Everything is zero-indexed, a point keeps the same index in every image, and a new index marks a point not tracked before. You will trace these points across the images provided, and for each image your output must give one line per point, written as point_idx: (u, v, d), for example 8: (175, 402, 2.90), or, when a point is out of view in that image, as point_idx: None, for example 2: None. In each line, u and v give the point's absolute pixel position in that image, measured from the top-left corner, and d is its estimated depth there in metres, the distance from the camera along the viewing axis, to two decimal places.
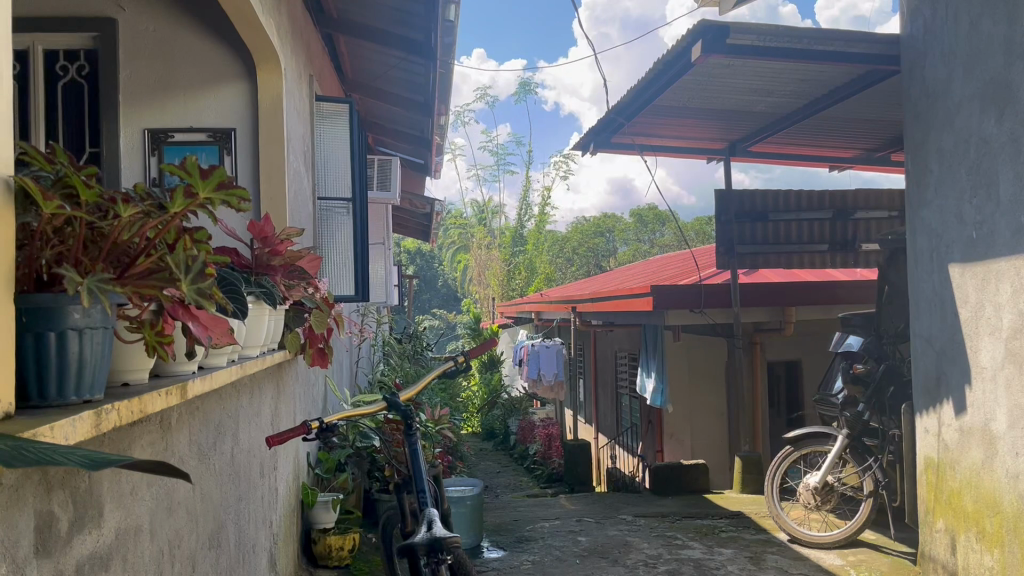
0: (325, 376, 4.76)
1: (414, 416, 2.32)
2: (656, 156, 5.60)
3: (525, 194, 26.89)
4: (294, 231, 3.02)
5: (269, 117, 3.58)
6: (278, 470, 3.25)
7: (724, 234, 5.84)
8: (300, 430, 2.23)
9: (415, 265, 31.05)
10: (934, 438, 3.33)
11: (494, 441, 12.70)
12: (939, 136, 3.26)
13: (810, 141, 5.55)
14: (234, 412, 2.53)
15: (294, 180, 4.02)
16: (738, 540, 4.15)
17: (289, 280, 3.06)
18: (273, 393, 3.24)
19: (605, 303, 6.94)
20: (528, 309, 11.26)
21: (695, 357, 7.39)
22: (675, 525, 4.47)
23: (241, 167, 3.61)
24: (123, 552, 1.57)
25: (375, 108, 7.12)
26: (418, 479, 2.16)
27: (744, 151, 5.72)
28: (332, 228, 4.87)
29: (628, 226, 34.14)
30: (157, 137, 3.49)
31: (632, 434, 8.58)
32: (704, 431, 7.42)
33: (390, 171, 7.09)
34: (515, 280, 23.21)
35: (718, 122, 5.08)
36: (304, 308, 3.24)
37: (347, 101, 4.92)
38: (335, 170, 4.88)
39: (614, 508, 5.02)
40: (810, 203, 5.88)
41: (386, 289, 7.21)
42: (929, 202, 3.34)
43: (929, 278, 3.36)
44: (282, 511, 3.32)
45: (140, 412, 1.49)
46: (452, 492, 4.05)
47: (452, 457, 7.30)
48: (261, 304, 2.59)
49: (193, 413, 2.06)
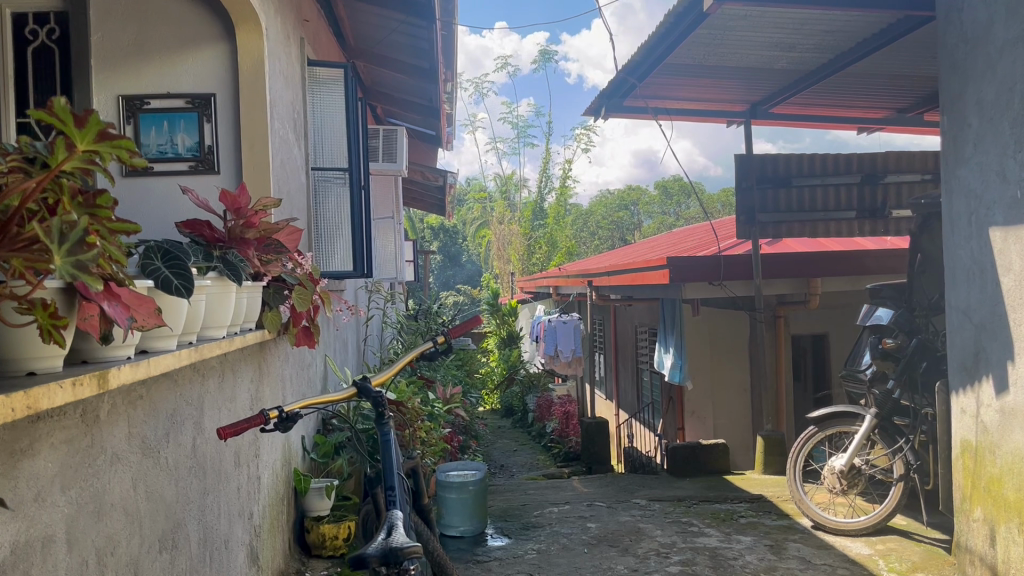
0: (324, 355, 4.56)
1: (387, 403, 2.07)
2: (672, 120, 5.30)
3: (547, 166, 26.56)
4: (270, 202, 2.82)
5: (251, 82, 3.36)
6: (261, 457, 3.05)
7: (745, 202, 5.55)
8: (257, 420, 1.96)
9: (439, 241, 30.83)
10: (971, 420, 3.04)
11: (514, 419, 12.53)
12: (979, 86, 2.93)
13: (836, 101, 5.21)
14: (196, 399, 2.31)
15: (282, 149, 3.78)
16: (757, 527, 3.89)
17: (264, 255, 2.87)
18: (254, 374, 3.02)
19: (621, 276, 6.67)
20: (546, 284, 11.05)
21: (715, 332, 7.11)
22: (690, 510, 4.23)
23: (222, 135, 3.37)
24: (24, 569, 1.35)
25: (381, 77, 6.87)
26: (387, 473, 1.91)
27: (765, 113, 5.40)
28: (330, 198, 4.65)
29: (653, 198, 33.68)
30: (133, 103, 3.22)
31: (652, 411, 8.32)
32: (727, 408, 7.15)
33: (396, 142, 6.84)
34: (536, 254, 22.97)
35: (737, 82, 4.77)
36: (284, 285, 3.03)
37: (343, 65, 4.68)
38: (330, 135, 4.66)
39: (628, 491, 4.79)
40: (836, 167, 5.54)
41: (396, 265, 7.00)
42: (968, 159, 3.02)
43: (966, 244, 3.05)
44: (267, 502, 3.12)
45: (32, 409, 1.27)
46: (453, 477, 3.87)
47: (464, 437, 7.11)
48: (225, 281, 2.37)
49: (134, 403, 1.85)
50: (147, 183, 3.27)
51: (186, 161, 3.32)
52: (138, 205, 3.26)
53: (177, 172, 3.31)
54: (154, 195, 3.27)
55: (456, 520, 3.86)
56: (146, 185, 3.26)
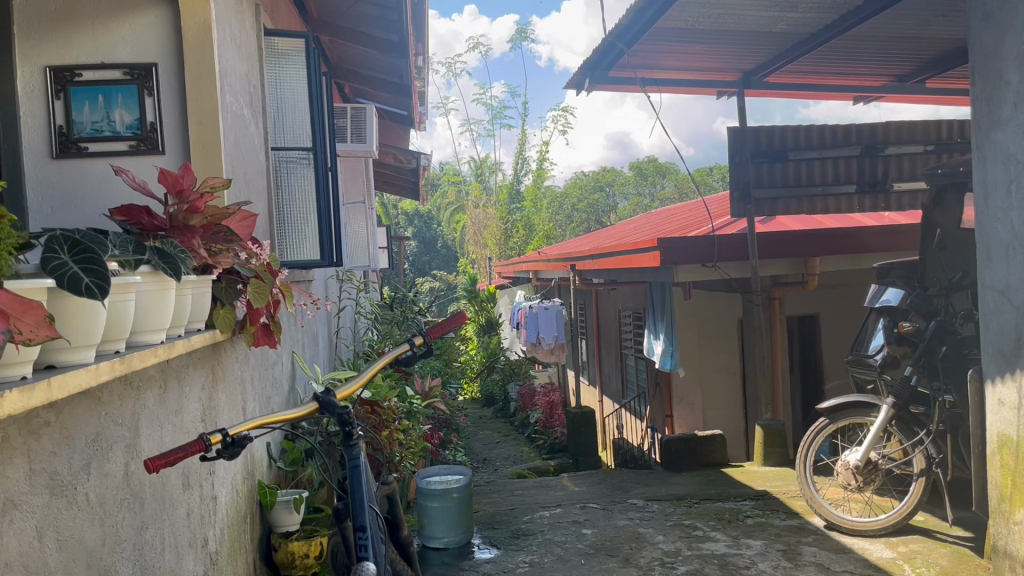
0: (292, 352, 4.21)
1: (354, 421, 1.71)
2: (662, 92, 4.96)
3: (522, 148, 26.16)
4: (220, 183, 2.45)
5: (196, 50, 2.95)
6: (217, 475, 2.69)
7: (739, 177, 5.24)
8: (196, 446, 1.59)
9: (414, 227, 30.34)
10: (1011, 413, 2.75)
11: (495, 409, 12.23)
12: (1019, 37, 2.61)
13: (835, 68, 4.90)
14: (129, 415, 1.94)
15: (235, 125, 3.38)
16: (767, 529, 3.59)
17: (212, 244, 2.50)
18: (207, 378, 2.66)
19: (606, 259, 6.35)
20: (525, 268, 10.74)
21: (704, 314, 6.81)
22: (692, 511, 3.92)
23: (166, 111, 2.97)
24: None
25: (348, 52, 6.46)
26: (357, 510, 1.64)
27: (759, 83, 5.09)
28: (294, 180, 4.28)
29: (628, 179, 33.45)
30: (62, 75, 2.83)
31: (638, 399, 8.04)
32: (719, 393, 6.87)
33: (366, 120, 6.43)
34: (512, 238, 22.63)
35: (732, 47, 4.44)
36: (237, 277, 2.67)
37: (303, 35, 4.28)
38: (292, 113, 4.27)
39: (623, 489, 4.49)
40: (834, 139, 5.26)
41: (369, 252, 6.64)
42: (1005, 122, 2.72)
43: (1003, 217, 2.75)
44: (226, 523, 2.76)
45: None
46: (436, 484, 3.51)
47: (444, 431, 6.80)
48: (163, 276, 2.01)
49: (37, 432, 1.49)
50: (84, 167, 2.87)
51: (126, 141, 2.90)
52: (74, 191, 2.86)
53: (115, 152, 2.89)
54: (91, 180, 2.87)
55: (440, 531, 3.53)
56: (82, 169, 2.87)
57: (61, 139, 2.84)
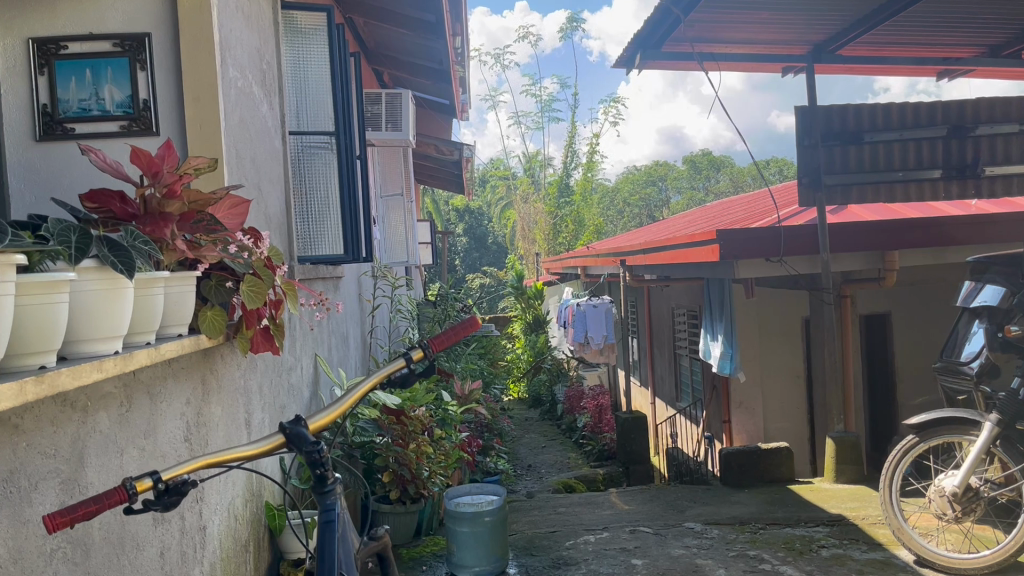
0: (314, 353, 3.88)
1: (328, 464, 1.45)
2: (723, 68, 4.47)
3: (571, 141, 25.64)
4: (204, 163, 2.05)
5: (192, 15, 2.51)
6: (209, 504, 2.34)
7: (809, 161, 4.75)
8: (116, 497, 1.22)
9: (463, 223, 30.01)
10: None
11: (542, 411, 11.79)
12: None
13: (920, 38, 4.36)
14: (69, 438, 1.58)
15: (241, 103, 3.01)
16: (846, 564, 3.12)
17: (193, 236, 2.12)
18: (196, 389, 2.31)
19: (660, 254, 5.87)
20: (573, 265, 10.31)
21: (766, 313, 6.30)
22: (758, 539, 3.45)
23: (161, 86, 2.53)
24: None
25: (383, 34, 6.09)
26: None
27: (831, 56, 4.57)
28: (315, 168, 3.91)
29: (682, 173, 32.62)
30: (44, 48, 2.37)
31: (693, 403, 7.56)
32: (780, 398, 6.37)
33: (401, 107, 6.06)
34: (562, 233, 22.29)
35: (804, 13, 3.96)
36: (227, 271, 2.30)
37: (327, 9, 3.89)
38: (314, 95, 3.91)
39: (679, 509, 4.05)
40: (917, 118, 4.73)
41: (407, 247, 6.27)
42: None
43: None
44: (219, 555, 2.40)
45: None
46: (465, 507, 3.13)
47: (485, 437, 6.42)
48: (111, 272, 1.64)
49: None
50: (69, 153, 2.40)
51: (116, 121, 2.45)
52: (60, 180, 2.39)
53: (105, 135, 2.44)
54: (76, 167, 2.40)
55: (471, 560, 3.10)
56: (66, 155, 2.39)
57: (44, 120, 2.38)
